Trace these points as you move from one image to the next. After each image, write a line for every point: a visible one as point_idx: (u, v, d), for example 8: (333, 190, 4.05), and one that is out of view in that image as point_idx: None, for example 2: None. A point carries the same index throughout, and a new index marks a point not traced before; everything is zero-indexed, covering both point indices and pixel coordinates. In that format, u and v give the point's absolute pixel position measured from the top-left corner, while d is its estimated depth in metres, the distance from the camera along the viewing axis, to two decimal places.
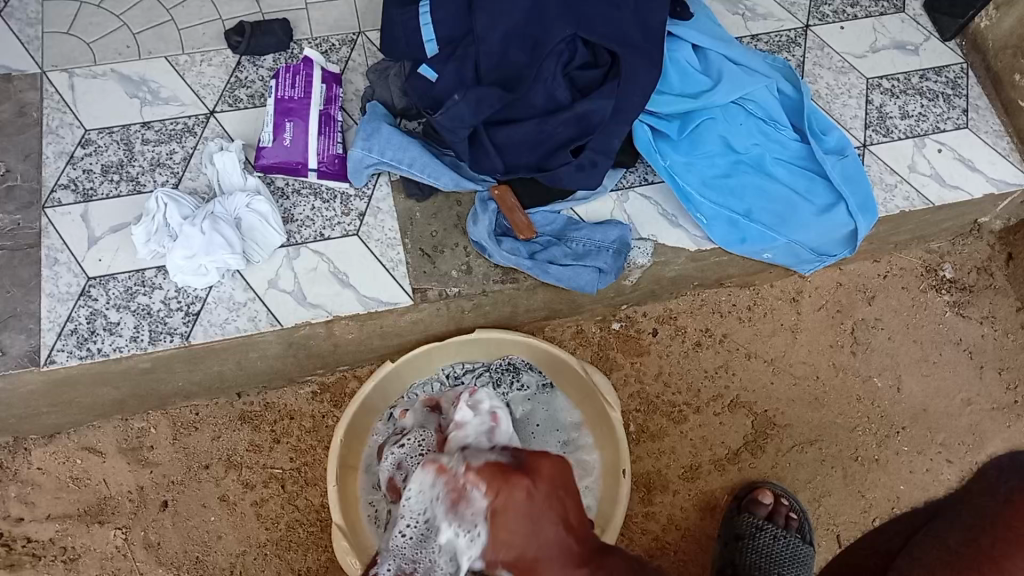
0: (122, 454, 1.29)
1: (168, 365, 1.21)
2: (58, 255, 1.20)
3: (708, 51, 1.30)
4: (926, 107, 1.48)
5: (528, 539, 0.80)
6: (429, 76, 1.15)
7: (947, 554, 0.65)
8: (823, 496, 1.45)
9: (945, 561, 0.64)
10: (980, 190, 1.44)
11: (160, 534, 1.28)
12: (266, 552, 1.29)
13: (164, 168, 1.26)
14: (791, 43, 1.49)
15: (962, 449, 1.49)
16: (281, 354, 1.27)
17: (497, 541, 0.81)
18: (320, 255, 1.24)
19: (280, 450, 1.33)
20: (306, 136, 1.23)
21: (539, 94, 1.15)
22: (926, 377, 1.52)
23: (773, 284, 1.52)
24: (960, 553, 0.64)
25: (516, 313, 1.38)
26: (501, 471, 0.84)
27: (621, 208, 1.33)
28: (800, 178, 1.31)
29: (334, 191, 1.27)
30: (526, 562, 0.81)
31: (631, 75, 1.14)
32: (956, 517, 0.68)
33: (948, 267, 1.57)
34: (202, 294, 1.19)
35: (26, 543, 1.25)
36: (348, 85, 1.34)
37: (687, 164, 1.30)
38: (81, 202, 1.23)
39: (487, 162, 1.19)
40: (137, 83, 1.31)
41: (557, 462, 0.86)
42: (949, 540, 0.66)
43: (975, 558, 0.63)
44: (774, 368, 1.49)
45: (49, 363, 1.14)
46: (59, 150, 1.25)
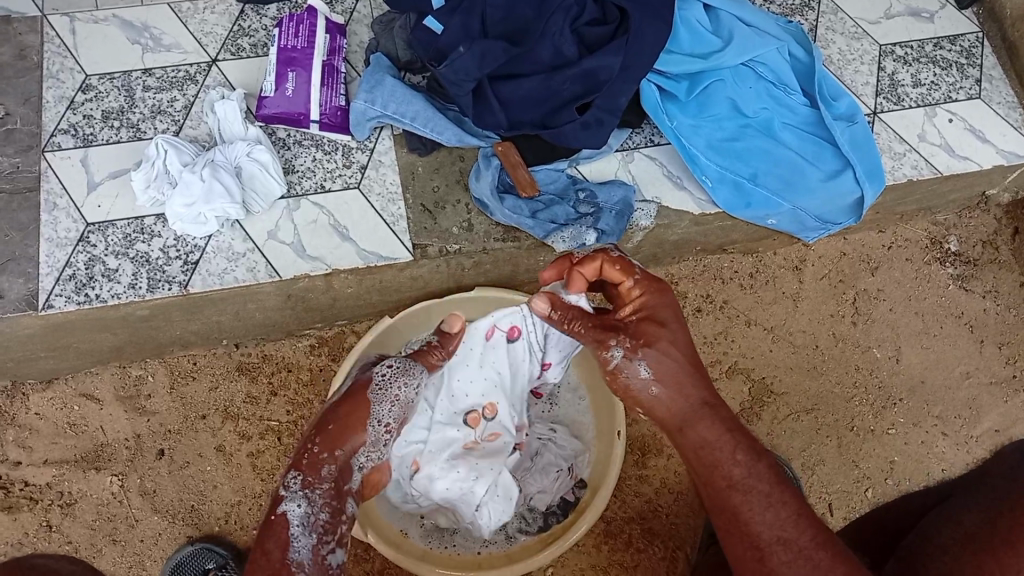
0: (119, 402, 1.30)
1: (167, 314, 1.20)
2: (57, 200, 1.19)
3: (719, 11, 1.28)
4: (939, 75, 1.46)
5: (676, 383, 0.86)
6: (435, 28, 1.13)
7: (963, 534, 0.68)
8: (817, 464, 1.45)
9: (964, 540, 0.67)
10: (989, 162, 1.42)
11: (156, 481, 1.29)
12: (261, 502, 1.30)
13: (165, 116, 1.25)
14: (805, 8, 1.46)
15: (958, 422, 1.49)
16: (280, 306, 1.27)
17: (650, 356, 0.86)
18: (320, 207, 1.23)
19: (277, 403, 1.33)
20: (309, 88, 1.22)
21: (546, 49, 1.13)
22: (925, 349, 1.52)
23: (777, 251, 1.51)
24: (975, 534, 0.67)
25: (516, 273, 1.37)
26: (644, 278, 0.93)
27: (625, 169, 1.32)
28: (807, 145, 1.29)
29: (336, 143, 1.26)
30: (678, 423, 0.85)
31: (639, 33, 1.12)
32: (971, 499, 0.71)
33: (953, 240, 1.56)
34: (200, 243, 1.19)
35: (24, 487, 1.26)
36: (352, 36, 1.32)
37: (694, 127, 1.28)
38: (81, 148, 1.22)
39: (490, 117, 1.17)
40: (138, 30, 1.29)
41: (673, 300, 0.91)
42: (965, 519, 0.69)
43: (992, 540, 0.65)
44: (773, 336, 1.49)
45: (47, 307, 1.14)
46: (60, 95, 1.24)
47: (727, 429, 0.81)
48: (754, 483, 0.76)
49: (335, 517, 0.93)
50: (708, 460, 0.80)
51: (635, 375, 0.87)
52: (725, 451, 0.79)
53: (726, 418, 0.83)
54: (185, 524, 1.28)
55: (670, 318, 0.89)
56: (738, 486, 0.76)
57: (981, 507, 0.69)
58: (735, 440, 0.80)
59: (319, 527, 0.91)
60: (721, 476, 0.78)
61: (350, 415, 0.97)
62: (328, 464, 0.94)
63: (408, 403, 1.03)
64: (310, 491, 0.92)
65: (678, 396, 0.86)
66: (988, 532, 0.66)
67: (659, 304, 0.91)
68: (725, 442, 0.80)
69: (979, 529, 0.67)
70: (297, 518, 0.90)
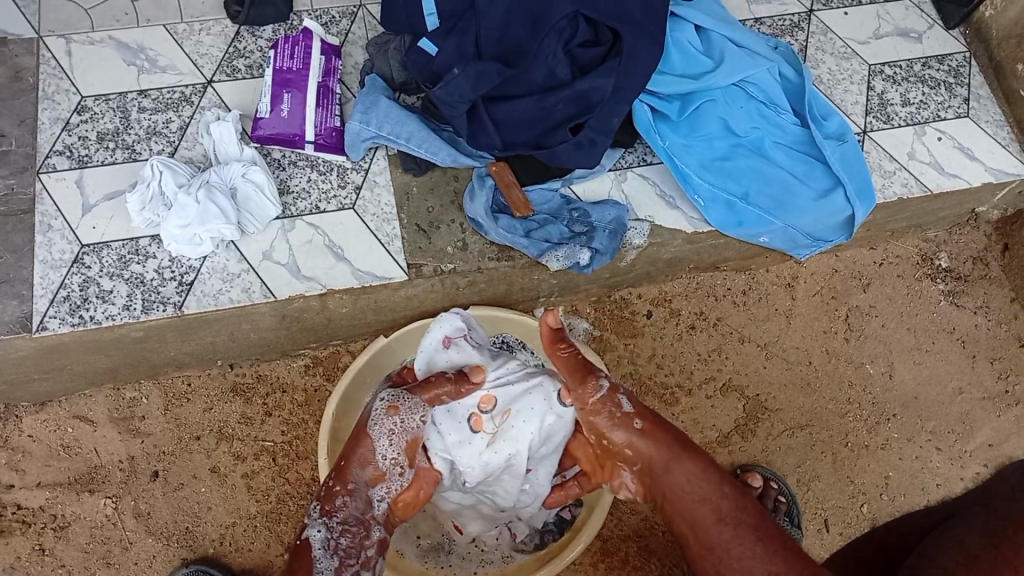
0: (113, 423, 1.29)
1: (161, 335, 1.20)
2: (51, 222, 1.19)
3: (711, 32, 1.30)
4: (928, 94, 1.48)
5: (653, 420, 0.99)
6: (430, 50, 1.15)
7: (965, 555, 0.69)
8: (812, 480, 1.45)
9: (968, 560, 0.68)
10: (978, 179, 1.43)
11: (150, 503, 1.28)
12: (256, 523, 1.29)
13: (160, 137, 1.25)
14: (794, 28, 1.48)
15: (951, 438, 1.50)
16: (275, 326, 1.27)
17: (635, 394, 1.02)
18: (315, 228, 1.23)
19: (272, 423, 1.32)
20: (304, 109, 1.23)
21: (539, 71, 1.14)
22: (917, 365, 1.52)
23: (769, 268, 1.52)
24: (979, 555, 0.68)
25: (510, 291, 1.38)
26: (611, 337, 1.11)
27: (619, 189, 1.32)
28: (799, 163, 1.30)
29: (331, 164, 1.26)
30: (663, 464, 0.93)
31: (631, 55, 1.14)
32: (972, 521, 0.72)
33: (944, 256, 1.57)
34: (195, 264, 1.19)
35: (17, 509, 1.25)
36: (346, 58, 1.33)
37: (686, 146, 1.29)
38: (76, 169, 1.22)
39: (484, 138, 1.18)
40: (134, 52, 1.30)
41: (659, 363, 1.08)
42: (967, 540, 0.70)
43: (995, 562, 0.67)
44: (767, 353, 1.49)
45: (41, 329, 1.13)
46: (54, 117, 1.24)
47: (716, 473, 0.89)
48: (742, 516, 0.83)
49: (360, 538, 0.96)
50: (696, 499, 0.87)
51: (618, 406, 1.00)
52: (712, 494, 0.87)
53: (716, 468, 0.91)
54: (180, 546, 1.27)
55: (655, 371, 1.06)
56: (726, 520, 0.83)
57: (981, 527, 0.70)
58: (723, 484, 0.88)
59: (341, 550, 0.94)
60: (710, 511, 0.85)
61: (353, 450, 0.99)
62: (338, 496, 0.97)
63: (412, 430, 1.01)
64: (329, 518, 0.95)
65: (653, 443, 0.95)
66: (992, 553, 0.67)
67: None
68: (711, 485, 0.88)
69: (981, 551, 0.68)
70: (319, 542, 0.93)
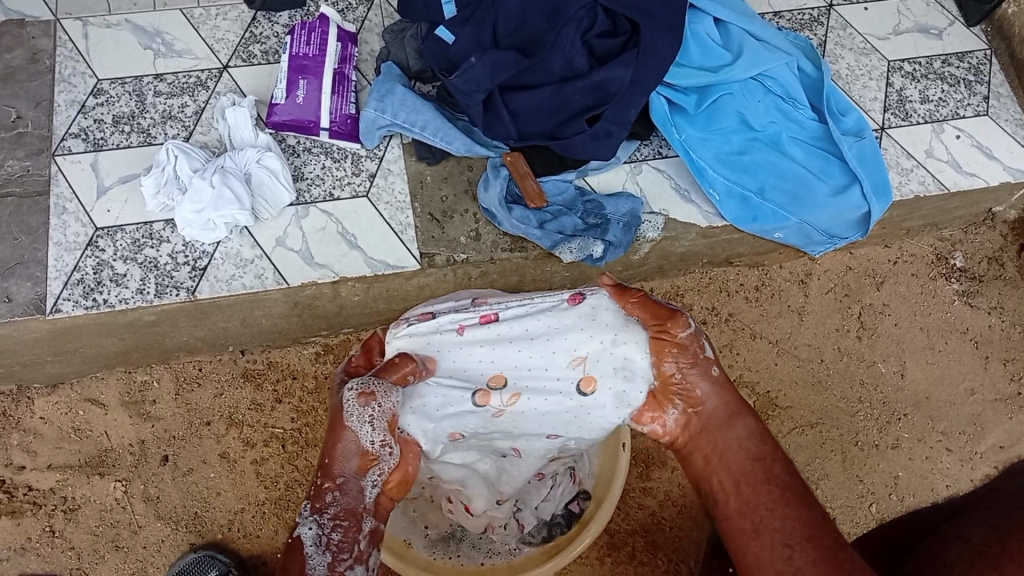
0: (124, 407, 1.30)
1: (174, 319, 1.20)
2: (66, 205, 1.19)
3: (730, 25, 1.29)
4: (947, 92, 1.46)
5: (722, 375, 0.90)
6: (446, 37, 1.14)
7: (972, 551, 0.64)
8: (822, 478, 1.45)
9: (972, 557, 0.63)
10: (995, 178, 1.42)
11: (160, 488, 1.28)
12: (264, 510, 1.30)
13: (175, 121, 1.25)
14: (813, 22, 1.47)
15: (963, 438, 1.49)
16: (287, 313, 1.27)
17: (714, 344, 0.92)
18: (329, 215, 1.23)
19: (281, 410, 1.33)
20: (319, 95, 1.22)
21: (557, 60, 1.13)
22: (930, 365, 1.51)
23: (782, 265, 1.51)
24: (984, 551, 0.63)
25: (522, 283, 1.37)
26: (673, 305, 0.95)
27: (633, 181, 1.32)
28: (815, 159, 1.29)
29: (346, 151, 1.26)
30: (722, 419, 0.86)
31: (650, 45, 1.12)
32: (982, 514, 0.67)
33: (959, 256, 1.56)
34: (209, 249, 1.19)
35: (28, 491, 1.26)
36: (363, 45, 1.33)
37: (702, 140, 1.29)
38: (91, 152, 1.22)
39: (500, 127, 1.17)
40: (151, 35, 1.30)
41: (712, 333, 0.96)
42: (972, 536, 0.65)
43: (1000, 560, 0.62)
44: (778, 349, 1.48)
45: (54, 311, 1.14)
46: (70, 99, 1.24)
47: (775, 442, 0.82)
48: (791, 482, 0.76)
49: (355, 532, 0.82)
50: (753, 455, 0.80)
51: (701, 350, 0.89)
52: (768, 455, 0.80)
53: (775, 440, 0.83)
54: (188, 530, 1.28)
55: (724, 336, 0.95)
56: (774, 481, 0.77)
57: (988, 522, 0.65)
58: (781, 454, 0.80)
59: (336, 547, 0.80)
60: (762, 467, 0.78)
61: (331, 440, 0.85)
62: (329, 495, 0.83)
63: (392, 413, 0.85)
64: (320, 515, 0.82)
65: (716, 398, 0.87)
66: (997, 550, 0.62)
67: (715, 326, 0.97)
68: (768, 449, 0.81)
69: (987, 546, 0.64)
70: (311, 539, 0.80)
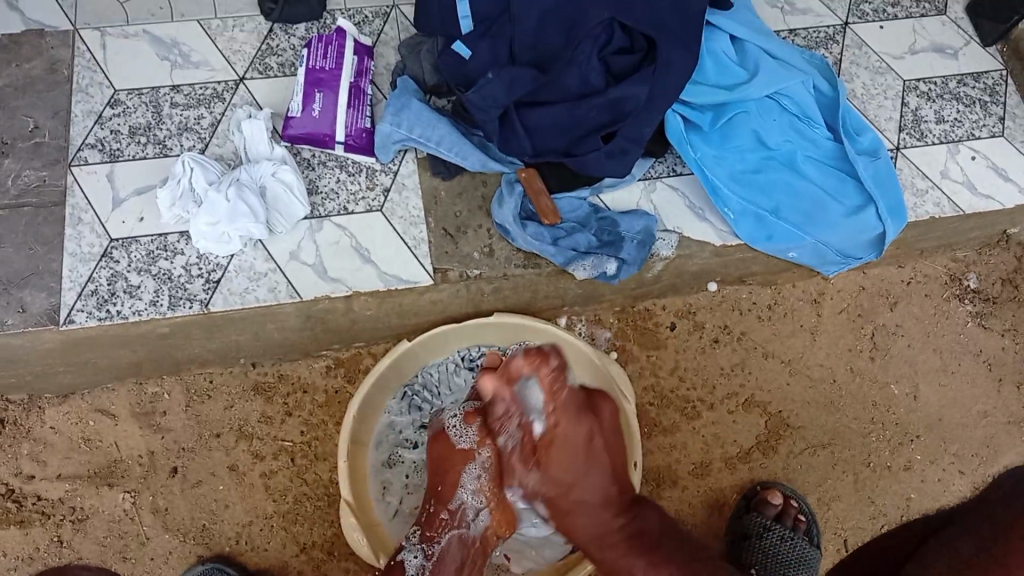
0: (134, 419, 1.29)
1: (186, 332, 1.21)
2: (81, 215, 1.19)
3: (746, 43, 1.28)
4: (962, 113, 1.46)
5: (575, 480, 1.04)
6: (463, 53, 1.15)
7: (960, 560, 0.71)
8: (833, 499, 1.44)
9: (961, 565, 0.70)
10: (1012, 201, 1.42)
11: (168, 499, 1.28)
12: (273, 523, 1.29)
13: (191, 132, 1.26)
14: (829, 40, 1.47)
15: (975, 461, 1.48)
16: (299, 327, 1.27)
17: (555, 470, 1.03)
18: (343, 229, 1.23)
19: (291, 423, 1.32)
20: (335, 108, 1.23)
21: (573, 78, 1.12)
22: (943, 387, 1.50)
23: (795, 284, 1.49)
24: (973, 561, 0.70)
25: (534, 299, 1.37)
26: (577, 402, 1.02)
27: (647, 199, 1.31)
28: (830, 177, 1.29)
29: (361, 165, 1.26)
30: (567, 503, 1.06)
31: (667, 63, 1.12)
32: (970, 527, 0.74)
33: (974, 277, 1.54)
34: (223, 262, 1.19)
35: (36, 501, 1.26)
36: (379, 58, 1.33)
37: (717, 157, 1.28)
38: (107, 163, 1.22)
39: (515, 143, 1.18)
40: (168, 47, 1.30)
41: (614, 407, 1.09)
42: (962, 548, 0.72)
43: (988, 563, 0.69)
44: (791, 369, 1.48)
45: (68, 322, 1.14)
46: (87, 109, 1.25)
47: (628, 523, 1.06)
48: (642, 552, 1.05)
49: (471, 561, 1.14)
50: (605, 545, 1.06)
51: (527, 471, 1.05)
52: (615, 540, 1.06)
53: (624, 535, 1.06)
54: (196, 543, 1.28)
55: (574, 438, 1.02)
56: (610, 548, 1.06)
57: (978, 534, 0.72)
58: (637, 554, 1.05)
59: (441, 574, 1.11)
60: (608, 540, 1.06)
61: (445, 478, 1.11)
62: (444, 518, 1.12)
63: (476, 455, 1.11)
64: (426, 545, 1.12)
65: (575, 420, 1.02)
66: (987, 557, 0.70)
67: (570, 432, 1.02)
68: (615, 535, 1.06)
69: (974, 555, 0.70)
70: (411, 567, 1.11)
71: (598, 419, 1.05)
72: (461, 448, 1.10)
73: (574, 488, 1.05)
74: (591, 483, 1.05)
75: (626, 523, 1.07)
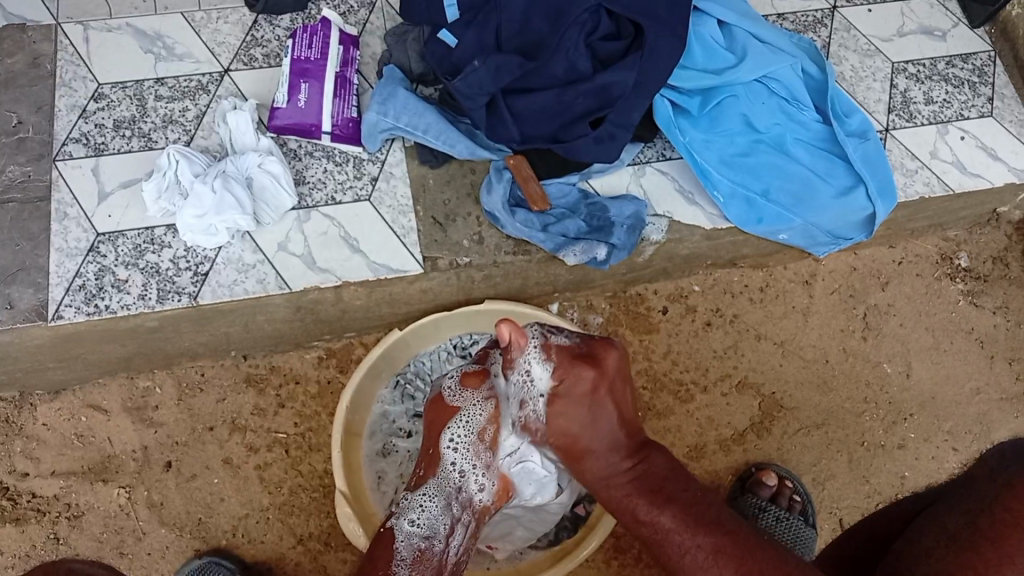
0: (127, 413, 1.29)
1: (176, 325, 1.20)
2: (67, 210, 1.19)
3: (733, 27, 1.28)
4: (951, 93, 1.45)
5: (583, 430, 0.92)
6: (449, 41, 1.14)
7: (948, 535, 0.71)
8: (828, 478, 1.44)
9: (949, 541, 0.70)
10: (1001, 179, 1.41)
11: (163, 494, 1.28)
12: (269, 515, 1.29)
13: (176, 125, 1.25)
14: (817, 24, 1.46)
15: (968, 438, 1.48)
16: (290, 317, 1.26)
17: (556, 414, 0.93)
18: (330, 219, 1.22)
19: (284, 415, 1.32)
20: (321, 99, 1.21)
21: (560, 64, 1.12)
22: (935, 365, 1.51)
23: (786, 266, 1.50)
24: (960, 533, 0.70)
25: (526, 286, 1.37)
26: (571, 354, 0.94)
27: (637, 183, 1.31)
28: (820, 160, 1.28)
29: (347, 154, 1.25)
30: (577, 449, 0.92)
31: (653, 49, 1.12)
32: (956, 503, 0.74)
33: (964, 255, 1.55)
34: (211, 254, 1.18)
35: (31, 498, 1.26)
36: (364, 48, 1.32)
37: (706, 142, 1.28)
38: (92, 157, 1.21)
39: (503, 130, 1.17)
40: (151, 39, 1.29)
41: (621, 353, 0.95)
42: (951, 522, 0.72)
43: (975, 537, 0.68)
44: (783, 351, 1.48)
45: (57, 318, 1.14)
46: (72, 104, 1.24)
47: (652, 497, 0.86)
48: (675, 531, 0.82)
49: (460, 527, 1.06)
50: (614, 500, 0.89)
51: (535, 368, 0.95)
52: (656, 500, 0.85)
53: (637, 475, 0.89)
54: (193, 536, 1.27)
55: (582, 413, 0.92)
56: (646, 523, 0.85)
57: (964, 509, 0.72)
58: (643, 500, 0.86)
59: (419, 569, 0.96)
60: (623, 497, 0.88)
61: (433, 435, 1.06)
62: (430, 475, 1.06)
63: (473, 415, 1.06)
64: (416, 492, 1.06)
65: (576, 369, 0.92)
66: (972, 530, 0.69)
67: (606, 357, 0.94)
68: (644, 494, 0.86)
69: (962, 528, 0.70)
70: (403, 535, 1.00)
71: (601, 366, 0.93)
72: (450, 406, 1.06)
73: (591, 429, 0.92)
74: (604, 419, 0.92)
75: (664, 507, 0.84)
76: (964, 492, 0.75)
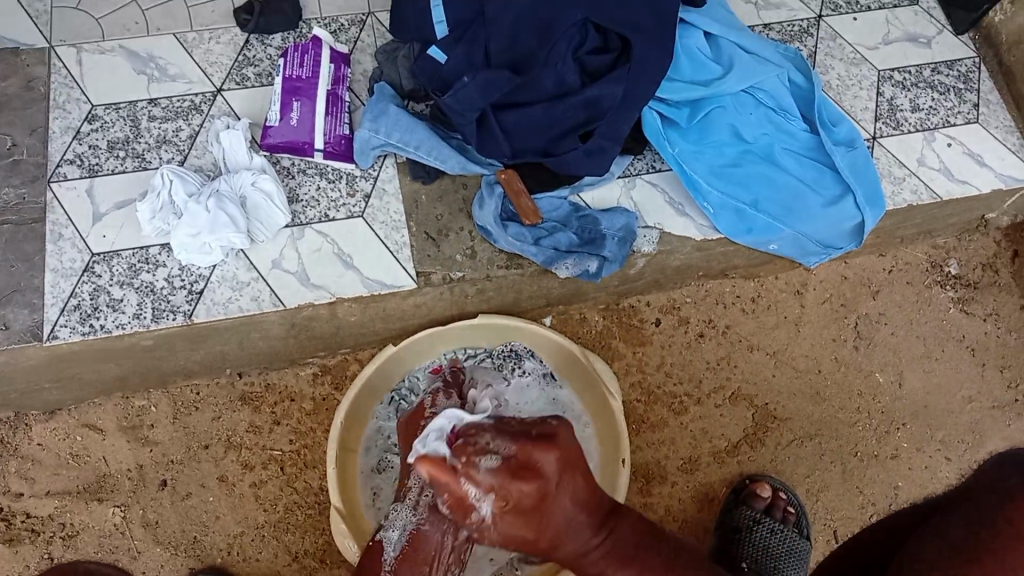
0: (122, 432, 1.29)
1: (171, 344, 1.20)
2: (62, 231, 1.19)
3: (719, 39, 1.30)
4: (937, 100, 1.47)
5: (540, 531, 0.80)
6: (439, 58, 1.16)
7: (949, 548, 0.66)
8: (821, 490, 1.44)
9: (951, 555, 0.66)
10: (988, 186, 1.43)
11: (159, 512, 1.28)
12: (264, 532, 1.29)
13: (170, 145, 1.26)
14: (803, 34, 1.48)
15: (962, 446, 1.49)
16: (283, 335, 1.27)
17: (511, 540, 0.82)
18: (324, 236, 1.23)
19: (280, 432, 1.32)
20: (313, 116, 1.23)
21: (549, 78, 1.13)
22: (927, 373, 1.51)
23: (778, 276, 1.51)
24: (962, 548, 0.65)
25: (519, 299, 1.37)
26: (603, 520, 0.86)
27: (627, 196, 1.32)
28: (808, 170, 1.30)
29: (340, 171, 1.26)
30: (543, 546, 0.83)
31: (642, 61, 1.13)
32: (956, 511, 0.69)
33: (954, 263, 1.57)
34: (205, 272, 1.19)
35: (26, 518, 1.25)
36: (356, 65, 1.33)
37: (695, 153, 1.29)
38: (86, 177, 1.22)
39: (494, 146, 1.19)
40: (144, 60, 1.30)
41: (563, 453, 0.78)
42: (950, 533, 0.67)
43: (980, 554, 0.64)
44: (776, 361, 1.49)
45: (52, 338, 1.14)
46: (65, 125, 1.25)
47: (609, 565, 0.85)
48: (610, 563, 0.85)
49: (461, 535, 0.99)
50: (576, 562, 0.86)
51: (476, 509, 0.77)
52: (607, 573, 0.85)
53: (606, 559, 0.85)
54: (188, 555, 1.27)
55: (563, 526, 0.81)
56: (586, 560, 0.85)
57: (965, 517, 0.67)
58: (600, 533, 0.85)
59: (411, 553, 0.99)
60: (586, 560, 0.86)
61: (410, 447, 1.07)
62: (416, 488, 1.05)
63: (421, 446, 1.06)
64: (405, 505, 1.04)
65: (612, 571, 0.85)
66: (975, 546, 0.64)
67: (541, 467, 0.77)
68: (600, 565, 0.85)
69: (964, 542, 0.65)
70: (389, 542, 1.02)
71: (544, 477, 0.77)
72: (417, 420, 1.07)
73: (540, 530, 0.80)
74: (576, 540, 0.83)
75: (606, 539, 0.86)
76: (959, 498, 0.70)
